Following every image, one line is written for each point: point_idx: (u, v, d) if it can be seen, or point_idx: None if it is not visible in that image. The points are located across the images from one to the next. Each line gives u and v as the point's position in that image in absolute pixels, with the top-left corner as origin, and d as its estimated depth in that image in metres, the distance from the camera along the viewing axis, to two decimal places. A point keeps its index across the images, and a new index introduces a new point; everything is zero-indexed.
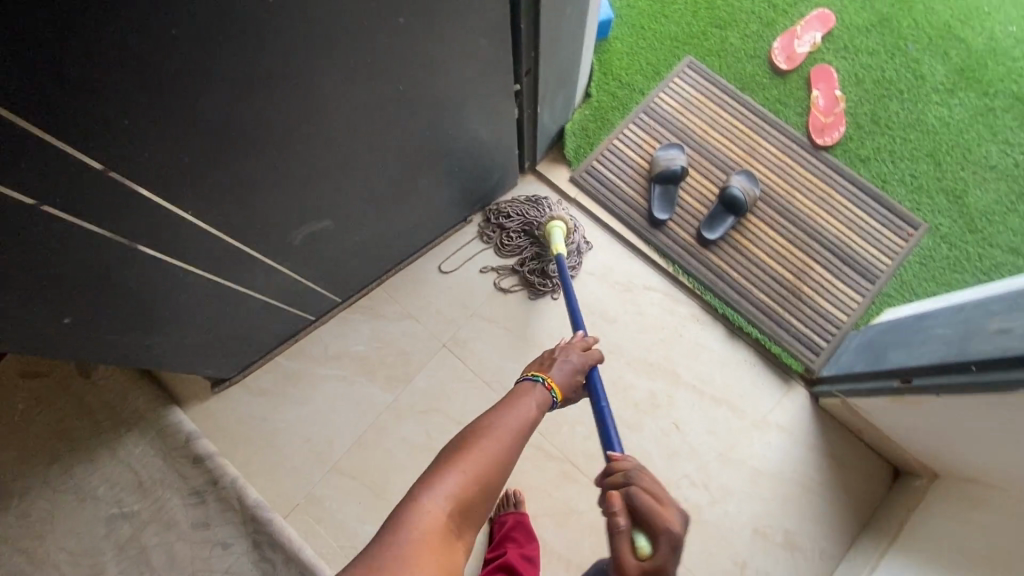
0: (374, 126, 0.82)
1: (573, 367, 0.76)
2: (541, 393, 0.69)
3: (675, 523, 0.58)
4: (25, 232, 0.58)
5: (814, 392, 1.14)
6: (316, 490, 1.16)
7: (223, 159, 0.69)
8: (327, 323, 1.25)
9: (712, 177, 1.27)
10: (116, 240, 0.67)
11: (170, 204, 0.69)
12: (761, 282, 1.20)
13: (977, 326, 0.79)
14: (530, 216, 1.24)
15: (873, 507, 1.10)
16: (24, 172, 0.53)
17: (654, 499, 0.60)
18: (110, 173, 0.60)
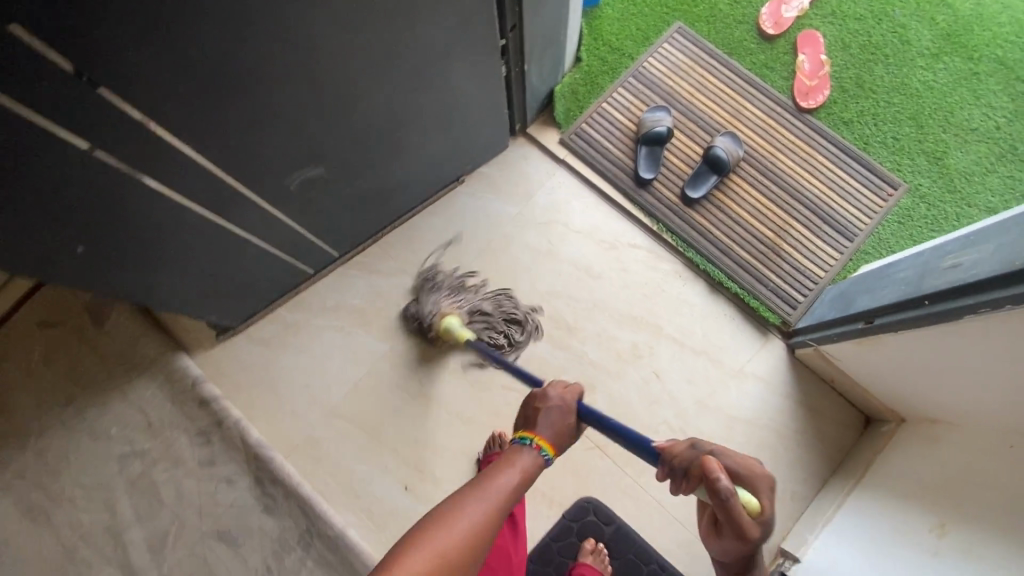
0: (365, 77, 0.87)
1: (560, 412, 0.74)
2: (530, 458, 0.68)
3: (763, 469, 0.65)
4: (57, 163, 0.65)
5: (790, 344, 1.19)
6: (314, 433, 1.23)
7: (222, 101, 0.74)
8: (325, 277, 1.30)
9: (698, 139, 1.31)
10: (135, 177, 0.75)
11: (180, 144, 0.75)
12: (743, 240, 1.24)
13: (932, 265, 0.85)
14: (449, 296, 1.24)
15: (844, 452, 1.15)
16: (61, 109, 0.61)
17: (736, 456, 0.64)
18: (137, 114, 0.68)
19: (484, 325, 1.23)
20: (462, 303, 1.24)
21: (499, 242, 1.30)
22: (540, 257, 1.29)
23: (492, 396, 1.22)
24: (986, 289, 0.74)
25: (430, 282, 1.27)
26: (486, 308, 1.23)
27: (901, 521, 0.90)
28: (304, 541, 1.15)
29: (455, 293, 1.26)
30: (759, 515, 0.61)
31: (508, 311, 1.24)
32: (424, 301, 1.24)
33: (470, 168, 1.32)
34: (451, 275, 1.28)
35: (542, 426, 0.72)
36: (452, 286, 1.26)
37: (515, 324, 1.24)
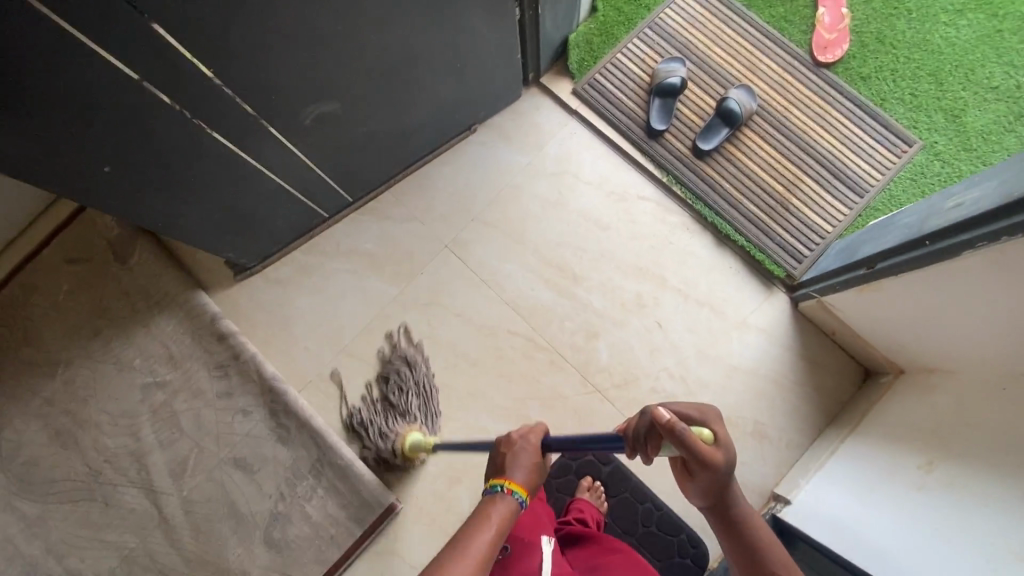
0: (381, 10, 0.88)
1: (527, 453, 0.75)
2: (504, 505, 0.70)
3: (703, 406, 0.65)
4: (86, 73, 0.68)
5: (794, 297, 1.21)
6: (327, 370, 1.27)
7: (243, 26, 0.76)
8: (337, 222, 1.33)
9: (711, 92, 1.30)
10: (159, 97, 0.77)
11: (203, 66, 0.77)
12: (752, 193, 1.25)
13: (937, 209, 0.88)
14: (378, 422, 1.21)
15: (842, 403, 1.17)
16: (89, 17, 0.63)
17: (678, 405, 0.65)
18: (158, 30, 0.69)
19: (409, 402, 1.22)
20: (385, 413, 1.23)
21: (509, 192, 1.32)
22: (549, 207, 1.31)
23: (497, 340, 1.25)
24: (984, 223, 0.77)
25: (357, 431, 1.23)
26: (398, 393, 1.22)
27: (893, 463, 0.93)
28: (315, 469, 1.21)
29: (372, 412, 1.23)
30: (718, 440, 0.61)
31: (408, 376, 1.23)
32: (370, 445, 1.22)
33: (482, 116, 1.33)
34: (362, 402, 1.24)
35: (512, 471, 0.73)
36: (369, 415, 1.22)
37: (424, 378, 1.23)
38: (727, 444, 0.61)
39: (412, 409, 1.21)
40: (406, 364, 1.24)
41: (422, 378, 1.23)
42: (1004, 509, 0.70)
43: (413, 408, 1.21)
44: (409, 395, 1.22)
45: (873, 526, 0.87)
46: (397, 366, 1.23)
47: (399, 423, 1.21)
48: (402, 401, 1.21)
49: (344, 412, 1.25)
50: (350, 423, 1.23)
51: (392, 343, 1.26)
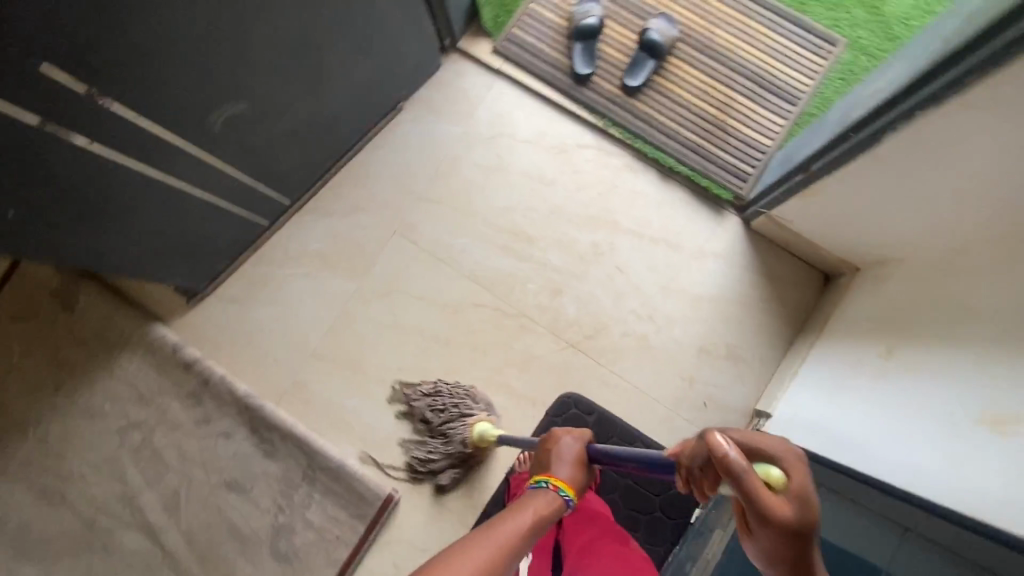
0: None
1: (572, 450, 0.80)
2: (546, 497, 0.71)
3: (788, 443, 0.55)
4: None
5: (745, 217, 1.22)
6: (300, 377, 1.25)
7: (124, 40, 0.71)
8: (280, 228, 1.30)
9: (632, 26, 1.28)
10: (56, 133, 0.73)
11: (95, 93, 0.73)
12: (688, 122, 1.23)
13: (859, 99, 0.91)
14: (432, 447, 1.18)
15: (807, 310, 1.19)
16: None
17: (752, 434, 0.56)
18: (43, 66, 0.65)
19: (450, 414, 1.17)
20: (433, 437, 1.19)
21: (448, 165, 1.29)
22: (491, 174, 1.28)
23: (464, 315, 1.24)
24: (896, 103, 0.80)
25: (427, 472, 1.19)
26: (437, 418, 1.18)
27: (857, 355, 0.95)
28: (307, 477, 1.21)
29: (424, 442, 1.20)
30: (789, 492, 0.51)
31: (438, 400, 1.18)
32: (446, 469, 1.18)
33: (405, 92, 1.29)
34: (410, 447, 1.20)
35: (557, 467, 0.77)
36: (425, 449, 1.19)
37: (451, 390, 1.19)
38: (800, 496, 0.50)
39: (458, 416, 1.17)
40: (423, 391, 1.20)
41: (448, 391, 1.19)
42: (961, 377, 0.71)
43: (454, 415, 1.17)
44: (445, 410, 1.18)
45: (848, 420, 0.88)
46: (421, 402, 1.19)
47: (450, 433, 1.17)
48: (439, 418, 1.17)
49: (406, 468, 1.21)
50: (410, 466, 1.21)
51: (403, 394, 1.22)
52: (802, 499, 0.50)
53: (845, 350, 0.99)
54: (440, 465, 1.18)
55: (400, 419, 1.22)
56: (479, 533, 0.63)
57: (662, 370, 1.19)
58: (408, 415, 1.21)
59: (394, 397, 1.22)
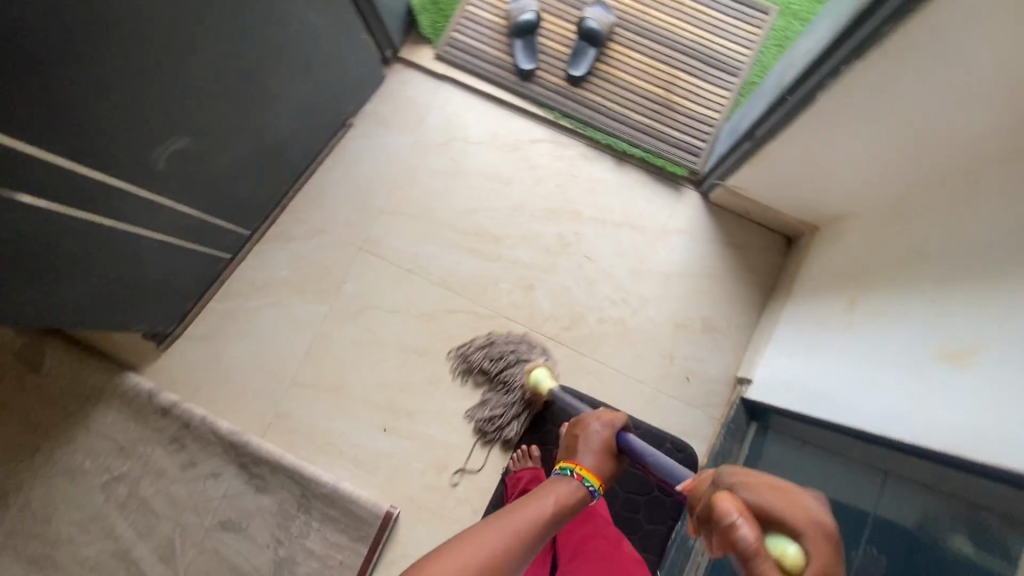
0: (196, 29, 0.82)
1: (599, 438, 0.81)
2: (571, 487, 0.72)
3: (817, 510, 0.48)
4: None
5: (702, 191, 1.24)
6: (282, 407, 1.23)
7: (51, 86, 0.69)
8: (244, 259, 1.28)
9: (568, 17, 1.29)
10: None
11: (28, 144, 0.70)
12: (635, 105, 1.25)
13: (792, 62, 0.93)
14: (495, 402, 1.18)
15: (774, 274, 1.21)
16: None
17: (775, 492, 0.50)
18: None
19: (508, 365, 1.18)
20: (495, 392, 1.19)
21: (406, 175, 1.29)
22: (449, 179, 1.28)
23: (440, 322, 1.24)
24: (825, 61, 0.82)
25: (495, 432, 1.18)
26: (496, 370, 1.19)
27: (823, 310, 0.97)
28: (303, 506, 1.18)
29: (485, 398, 1.19)
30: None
31: (493, 352, 1.19)
32: (512, 421, 1.18)
33: (353, 108, 1.28)
34: (474, 411, 1.19)
35: (583, 455, 0.79)
36: (488, 405, 1.19)
37: (505, 340, 1.20)
38: None
39: (515, 362, 1.18)
40: (482, 344, 1.20)
41: (501, 343, 1.19)
42: (915, 317, 0.73)
43: (514, 365, 1.18)
44: (506, 360, 1.18)
45: (821, 375, 0.89)
46: (476, 359, 1.20)
47: (513, 383, 1.17)
48: (502, 368, 1.18)
49: (472, 433, 1.20)
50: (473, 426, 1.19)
51: (457, 361, 1.22)
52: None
53: (812, 307, 1.01)
54: (504, 420, 1.17)
55: (459, 383, 1.22)
56: (492, 520, 0.62)
57: (643, 351, 1.20)
58: (466, 377, 1.21)
59: (450, 365, 1.22)
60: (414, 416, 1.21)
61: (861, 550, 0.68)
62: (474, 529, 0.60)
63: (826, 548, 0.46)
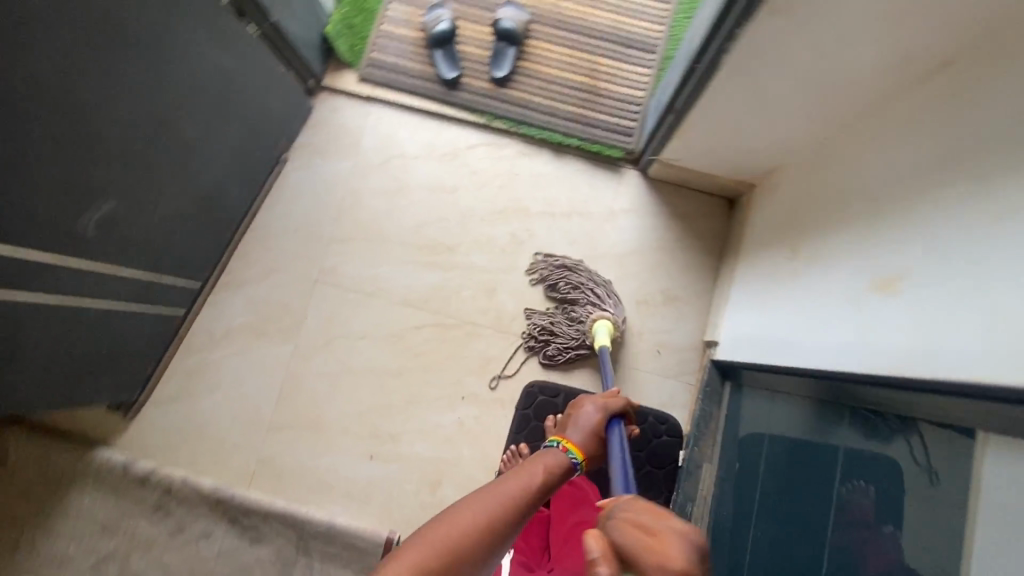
0: (106, 87, 0.81)
1: (591, 416, 0.85)
2: (556, 454, 0.71)
3: (679, 554, 0.46)
4: None
5: (641, 168, 1.27)
6: (264, 453, 1.20)
7: None
8: (199, 311, 1.26)
9: (483, 21, 1.31)
10: None
11: None
12: (562, 96, 1.27)
13: (696, 31, 0.97)
14: (557, 322, 1.20)
15: (722, 237, 1.25)
16: None
17: (643, 531, 0.49)
18: None
19: (581, 301, 1.20)
20: (562, 313, 1.21)
21: (350, 201, 1.29)
22: (394, 197, 1.28)
23: (409, 339, 1.24)
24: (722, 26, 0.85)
25: (539, 344, 1.21)
26: (570, 297, 1.21)
27: (768, 262, 1.00)
28: (302, 549, 1.15)
29: (548, 317, 1.21)
30: None
31: (572, 277, 1.21)
32: (561, 350, 1.20)
33: (284, 142, 1.28)
34: (534, 319, 1.22)
35: (573, 431, 0.84)
36: (547, 323, 1.21)
37: (589, 276, 1.21)
38: None
39: (591, 298, 1.19)
40: (568, 263, 1.22)
41: (585, 278, 1.21)
42: (842, 254, 0.76)
43: (591, 301, 1.19)
44: (588, 290, 1.20)
45: (775, 324, 0.92)
46: (558, 275, 1.22)
47: (582, 317, 1.19)
48: (585, 295, 1.19)
49: (522, 338, 1.23)
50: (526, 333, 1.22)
51: (539, 265, 1.24)
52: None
53: (759, 261, 1.05)
54: (560, 339, 1.20)
55: (533, 285, 1.24)
56: (490, 486, 0.61)
57: None
58: (541, 283, 1.24)
59: (531, 261, 1.25)
60: (399, 438, 1.20)
61: (848, 484, 0.69)
62: (469, 497, 0.59)
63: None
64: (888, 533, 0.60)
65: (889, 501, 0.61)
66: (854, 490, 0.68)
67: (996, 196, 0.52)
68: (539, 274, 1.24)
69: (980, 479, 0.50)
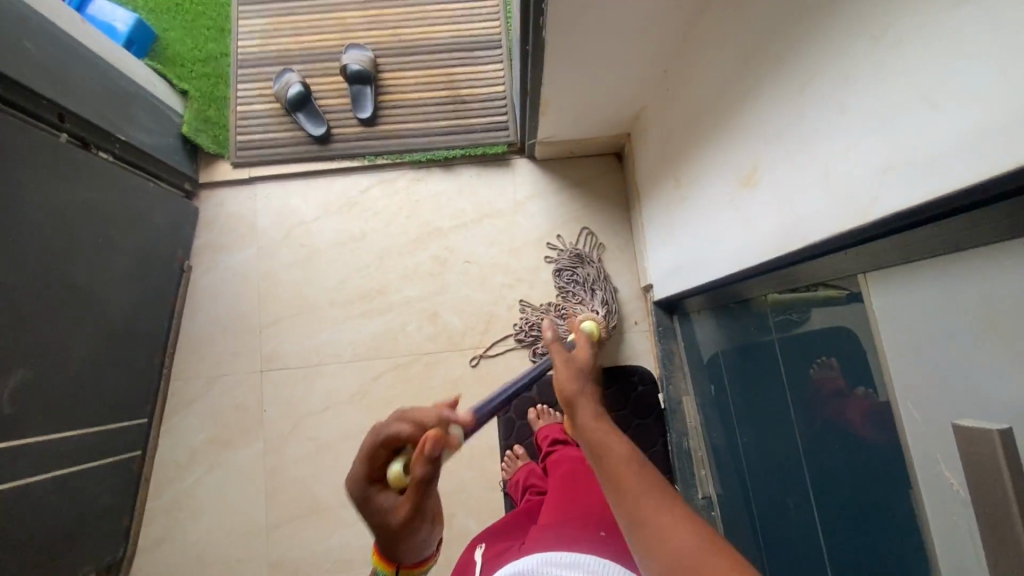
0: None
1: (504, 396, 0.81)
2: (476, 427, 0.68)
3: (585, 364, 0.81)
4: None
5: (528, 154, 1.32)
6: (272, 557, 1.17)
7: None
8: (157, 445, 1.21)
9: (332, 71, 1.33)
10: None
11: None
12: (431, 114, 1.31)
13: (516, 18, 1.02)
14: (551, 316, 1.22)
15: (624, 188, 1.31)
16: None
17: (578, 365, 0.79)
18: None
19: (580, 296, 1.23)
20: (557, 307, 1.23)
21: (268, 283, 1.28)
22: (309, 263, 1.28)
23: (373, 391, 1.23)
24: None
25: (529, 338, 1.23)
26: (572, 289, 1.24)
27: (661, 197, 1.06)
28: None
29: (541, 313, 1.23)
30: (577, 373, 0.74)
31: (580, 271, 1.25)
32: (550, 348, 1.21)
33: (182, 252, 1.25)
34: (528, 314, 1.24)
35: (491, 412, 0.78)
36: (538, 319, 1.23)
37: (598, 276, 1.24)
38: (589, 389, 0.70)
39: (592, 296, 1.23)
40: (580, 260, 1.25)
41: (590, 275, 1.24)
42: (709, 167, 0.82)
43: (591, 301, 1.22)
44: (590, 289, 1.23)
45: (686, 247, 0.97)
46: (570, 265, 1.25)
47: (577, 313, 1.21)
48: (589, 292, 1.23)
49: (513, 329, 1.24)
50: (522, 324, 1.24)
51: (557, 249, 1.27)
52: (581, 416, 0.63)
53: (654, 199, 1.11)
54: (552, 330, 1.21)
55: (547, 263, 1.27)
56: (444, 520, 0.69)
57: None
58: (553, 266, 1.27)
59: (550, 241, 1.28)
60: None
61: (816, 364, 0.71)
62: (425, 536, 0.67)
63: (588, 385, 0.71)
64: (864, 393, 0.60)
65: (852, 365, 0.62)
66: (822, 367, 0.69)
67: (794, 73, 0.58)
68: (556, 256, 1.27)
69: (875, 319, 0.57)
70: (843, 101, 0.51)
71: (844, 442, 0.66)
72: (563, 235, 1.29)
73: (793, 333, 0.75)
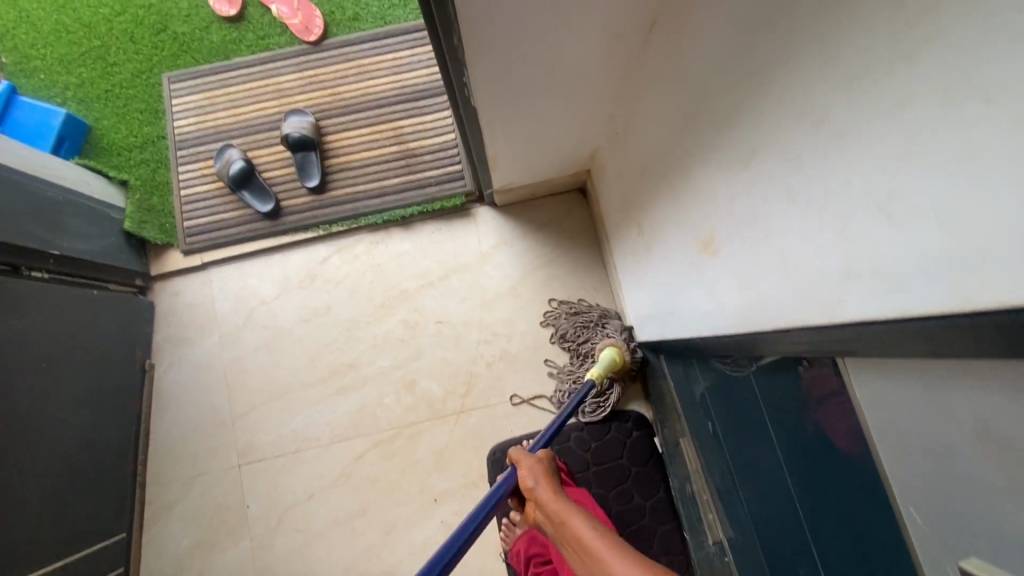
0: None
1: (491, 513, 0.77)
2: None
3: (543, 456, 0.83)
4: None
5: (488, 202, 1.26)
6: None
7: None
8: (141, 557, 1.15)
9: (275, 141, 1.27)
10: None
11: None
12: (383, 173, 1.25)
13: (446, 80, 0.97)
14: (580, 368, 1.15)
15: (591, 224, 1.25)
16: None
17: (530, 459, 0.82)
18: None
19: (592, 335, 1.15)
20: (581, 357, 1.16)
21: (235, 372, 1.22)
22: (274, 344, 1.23)
23: (357, 472, 1.17)
24: None
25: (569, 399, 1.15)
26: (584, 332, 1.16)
27: (626, 243, 1.01)
28: None
29: (571, 368, 1.16)
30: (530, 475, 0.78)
31: (580, 318, 1.17)
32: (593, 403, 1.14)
33: (140, 351, 1.20)
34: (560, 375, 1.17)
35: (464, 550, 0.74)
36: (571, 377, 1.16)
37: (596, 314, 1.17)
38: (543, 485, 0.75)
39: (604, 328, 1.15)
40: (574, 309, 1.19)
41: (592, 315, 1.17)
42: (668, 223, 0.76)
43: (604, 333, 1.14)
44: (600, 323, 1.15)
45: (656, 295, 0.92)
46: (569, 318, 1.18)
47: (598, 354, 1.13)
48: (600, 325, 1.15)
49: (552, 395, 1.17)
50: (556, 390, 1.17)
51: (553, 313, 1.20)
52: (539, 501, 0.74)
53: (621, 243, 1.05)
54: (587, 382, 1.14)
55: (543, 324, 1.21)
56: None
57: (539, 366, 1.19)
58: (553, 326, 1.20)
59: (545, 310, 1.21)
60: None
61: (804, 362, 0.55)
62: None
63: (539, 464, 0.80)
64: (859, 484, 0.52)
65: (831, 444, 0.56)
66: (811, 365, 0.54)
67: (736, 146, 0.53)
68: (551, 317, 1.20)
69: (858, 393, 0.48)
70: (790, 186, 0.45)
71: (849, 523, 0.56)
72: (535, 282, 1.23)
73: (772, 366, 0.63)
